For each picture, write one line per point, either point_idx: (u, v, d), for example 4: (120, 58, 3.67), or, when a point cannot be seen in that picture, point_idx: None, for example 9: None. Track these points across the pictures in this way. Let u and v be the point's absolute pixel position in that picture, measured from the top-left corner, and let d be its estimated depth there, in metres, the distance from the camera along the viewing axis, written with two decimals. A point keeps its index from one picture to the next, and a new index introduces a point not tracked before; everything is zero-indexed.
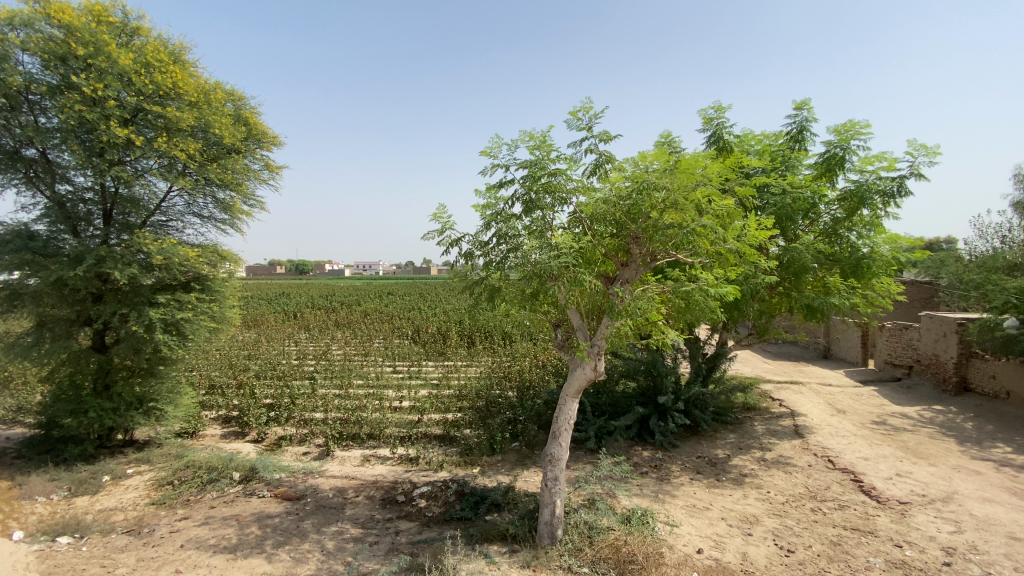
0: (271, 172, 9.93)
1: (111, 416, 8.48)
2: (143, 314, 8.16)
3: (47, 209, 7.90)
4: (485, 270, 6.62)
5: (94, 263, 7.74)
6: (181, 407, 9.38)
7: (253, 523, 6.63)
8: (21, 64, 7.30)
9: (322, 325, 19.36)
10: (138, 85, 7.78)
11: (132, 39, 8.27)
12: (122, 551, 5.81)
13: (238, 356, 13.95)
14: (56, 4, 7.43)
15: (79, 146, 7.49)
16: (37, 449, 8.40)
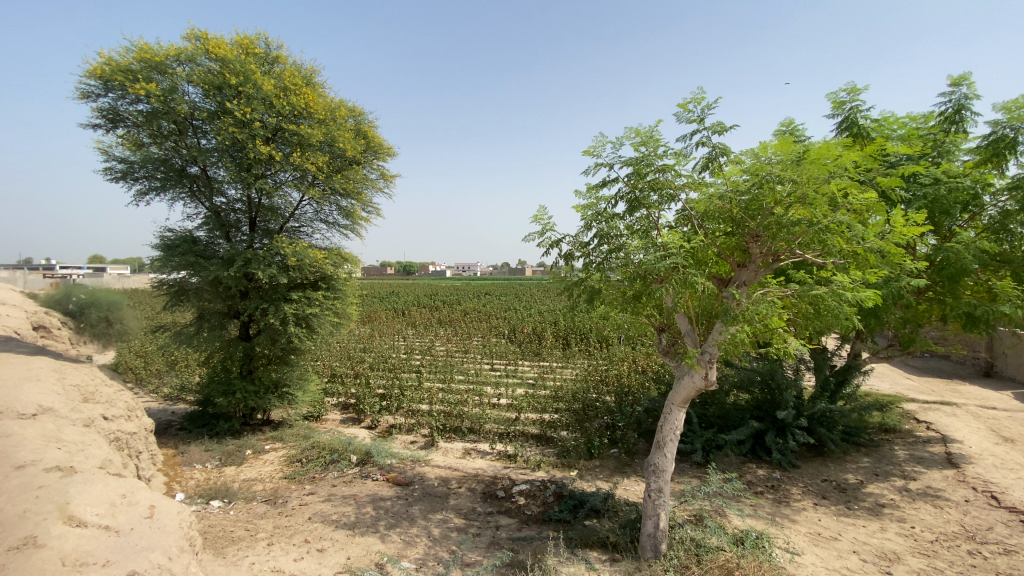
0: (386, 181, 10.69)
1: (253, 397, 9.69)
2: (280, 308, 9.23)
3: (206, 218, 9.21)
4: (585, 271, 6.49)
5: (242, 264, 8.90)
6: (309, 393, 10.45)
7: (368, 503, 7.17)
8: (187, 94, 8.54)
9: (426, 322, 20.48)
10: (278, 107, 8.82)
11: (272, 67, 9.37)
12: (262, 518, 6.59)
13: (355, 349, 15.25)
14: (213, 40, 8.60)
15: (232, 163, 8.65)
16: (196, 423, 9.82)
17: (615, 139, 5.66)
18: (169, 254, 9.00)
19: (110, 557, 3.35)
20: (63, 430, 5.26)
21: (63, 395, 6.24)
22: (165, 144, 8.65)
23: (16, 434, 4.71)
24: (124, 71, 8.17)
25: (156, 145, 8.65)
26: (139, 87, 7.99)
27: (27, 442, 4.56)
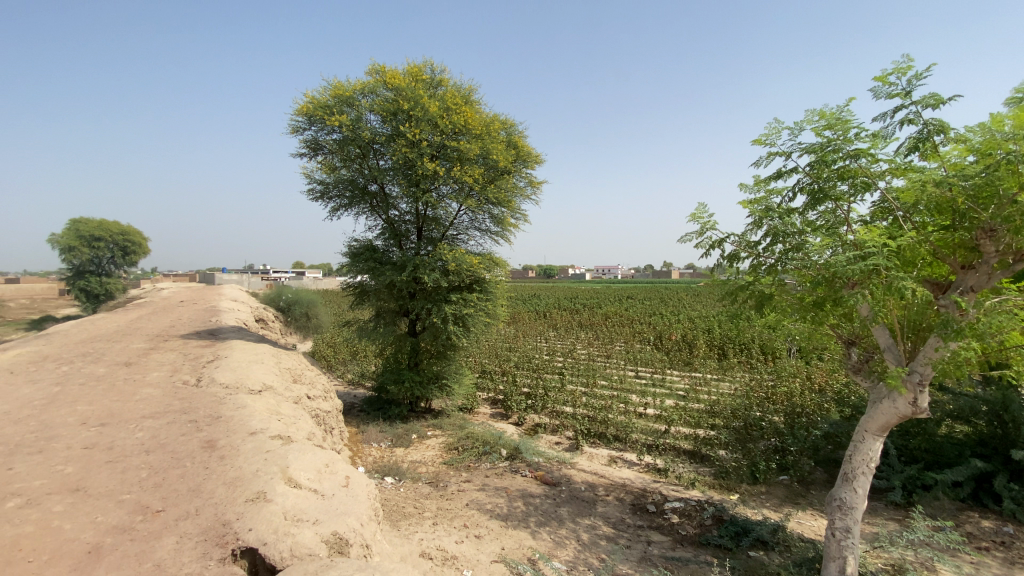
0: (534, 188, 11.02)
1: (418, 387, 10.75)
2: (441, 309, 10.10)
3: (383, 229, 10.48)
4: (753, 274, 5.85)
5: (411, 269, 9.92)
6: (463, 386, 11.24)
7: (519, 498, 7.43)
8: (369, 122, 9.80)
9: (568, 325, 20.62)
10: (441, 126, 9.65)
11: (436, 90, 10.30)
12: (427, 498, 7.26)
13: (502, 348, 16.02)
14: (389, 73, 9.75)
15: (404, 179, 9.71)
16: (373, 406, 11.21)
17: (793, 124, 5.04)
18: (354, 261, 10.44)
19: (318, 516, 3.95)
20: (280, 405, 6.41)
21: (280, 376, 7.62)
22: (352, 166, 10.05)
23: (251, 406, 5.87)
24: (323, 107, 9.67)
25: (346, 168, 10.10)
26: (334, 119, 9.39)
27: (258, 413, 5.65)
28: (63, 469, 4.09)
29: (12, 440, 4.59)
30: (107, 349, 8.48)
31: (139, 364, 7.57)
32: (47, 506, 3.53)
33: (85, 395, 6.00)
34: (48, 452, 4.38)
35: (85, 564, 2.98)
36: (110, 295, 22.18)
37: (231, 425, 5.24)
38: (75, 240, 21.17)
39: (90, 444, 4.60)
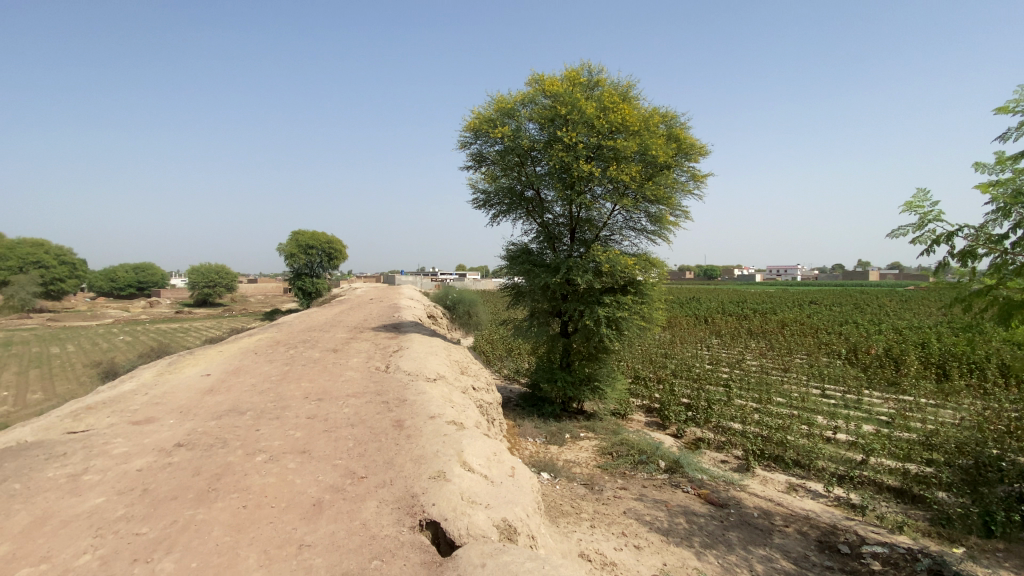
0: (697, 183, 10.30)
1: (572, 388, 10.81)
2: (594, 311, 10.02)
3: (538, 232, 10.81)
4: (994, 275, 4.60)
5: (565, 271, 10.02)
6: (617, 391, 10.98)
7: (680, 514, 6.98)
8: (528, 130, 10.19)
9: (735, 332, 18.80)
10: (598, 127, 9.58)
11: (593, 91, 10.28)
12: (583, 499, 7.24)
13: (658, 354, 15.29)
14: (548, 80, 9.99)
15: (559, 183, 9.87)
16: (528, 402, 11.59)
17: None
18: (512, 264, 10.93)
19: (490, 501, 4.20)
20: (452, 394, 7.01)
21: (450, 367, 8.34)
22: (511, 174, 10.56)
23: (428, 393, 6.52)
24: (486, 121, 10.30)
25: (506, 176, 10.62)
26: (496, 131, 9.95)
27: (434, 400, 6.25)
28: (294, 432, 5.01)
29: (260, 406, 5.78)
30: (319, 338, 10.24)
31: (342, 351, 8.97)
32: (285, 461, 4.34)
33: (306, 374, 7.31)
34: (284, 418, 5.41)
35: (311, 513, 3.58)
36: (318, 292, 26.85)
37: (413, 409, 5.88)
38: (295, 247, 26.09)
39: (311, 415, 5.56)
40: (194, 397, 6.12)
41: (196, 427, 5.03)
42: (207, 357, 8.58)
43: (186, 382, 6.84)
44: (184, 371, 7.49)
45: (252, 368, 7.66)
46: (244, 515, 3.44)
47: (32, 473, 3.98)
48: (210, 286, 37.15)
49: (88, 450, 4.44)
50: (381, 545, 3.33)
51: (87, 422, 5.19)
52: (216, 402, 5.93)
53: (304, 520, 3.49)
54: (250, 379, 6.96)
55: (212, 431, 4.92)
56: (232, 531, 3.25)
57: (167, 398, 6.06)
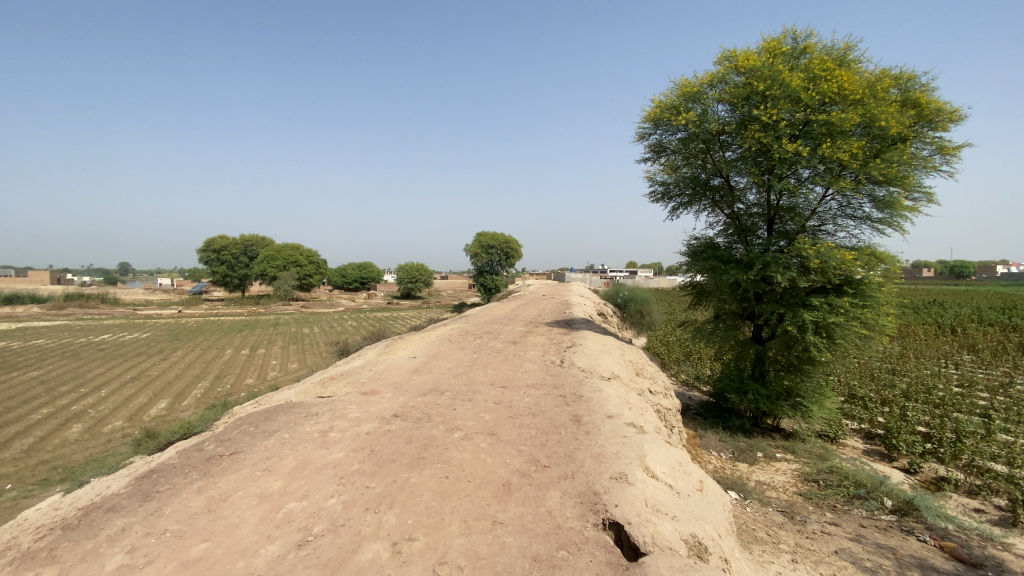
0: (947, 156, 8.20)
1: (766, 402, 9.54)
2: (798, 314, 8.69)
3: (727, 224, 9.82)
4: None
5: (760, 267, 8.88)
6: (826, 409, 9.37)
7: (918, 568, 5.57)
8: (717, 113, 9.32)
9: (1000, 347, 14.47)
10: (806, 100, 8.29)
11: (799, 60, 8.94)
12: (781, 529, 6.28)
13: (880, 370, 12.61)
14: (742, 55, 8.98)
15: (755, 168, 8.80)
16: (711, 412, 10.60)
17: None
18: (695, 259, 10.13)
19: (676, 513, 3.92)
20: (629, 394, 6.80)
21: (626, 367, 8.13)
22: (695, 162, 9.83)
23: (605, 391, 6.43)
24: (669, 108, 9.73)
25: (689, 165, 9.88)
26: (680, 118, 9.32)
27: (612, 399, 6.12)
28: (484, 415, 5.42)
29: (455, 389, 6.42)
30: (502, 330, 11.00)
31: (522, 344, 9.47)
32: (477, 441, 4.71)
33: (491, 363, 7.88)
34: (474, 401, 5.90)
35: (502, 493, 3.79)
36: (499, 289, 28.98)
37: (592, 405, 5.86)
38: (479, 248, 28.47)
39: (498, 401, 5.96)
40: (404, 375, 7.10)
41: (406, 402, 5.81)
42: (413, 342, 9.89)
43: (397, 363, 7.97)
44: (396, 353, 8.75)
45: (447, 354, 8.58)
46: (446, 485, 3.82)
47: (297, 426, 5.06)
48: (411, 282, 42.85)
49: (332, 412, 5.47)
50: (567, 536, 3.35)
51: (330, 389, 6.41)
52: (420, 381, 6.78)
53: (496, 498, 3.71)
54: (445, 364, 7.80)
55: (418, 407, 5.62)
56: (437, 497, 3.63)
57: (384, 375, 7.15)
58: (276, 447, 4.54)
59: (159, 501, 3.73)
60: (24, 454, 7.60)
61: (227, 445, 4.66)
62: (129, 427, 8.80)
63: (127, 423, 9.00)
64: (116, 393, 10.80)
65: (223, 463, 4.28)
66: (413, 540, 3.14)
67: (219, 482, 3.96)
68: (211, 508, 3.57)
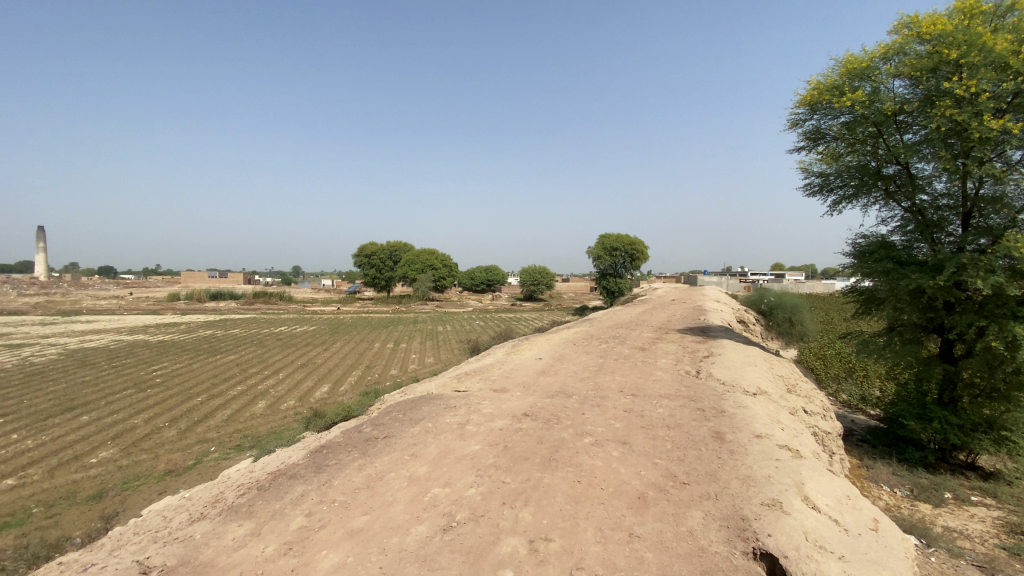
0: None
1: (958, 433, 7.87)
2: (1006, 328, 7.05)
3: (905, 219, 8.35)
4: None
5: (952, 270, 7.37)
6: None
7: None
8: (893, 90, 8.00)
9: None
10: (1018, 66, 6.74)
11: (1007, 18, 7.32)
12: None
13: None
14: (927, 20, 7.60)
15: (945, 151, 7.36)
16: (879, 439, 9.05)
17: None
18: (861, 261, 8.75)
19: (846, 553, 3.39)
20: (779, 413, 6.11)
21: (774, 382, 7.32)
22: (862, 150, 8.55)
23: (750, 408, 5.86)
24: (830, 90, 8.60)
25: (854, 153, 8.61)
26: (844, 100, 8.17)
27: (759, 417, 5.55)
28: (615, 422, 5.28)
29: (583, 393, 6.36)
30: (629, 335, 10.67)
31: (652, 350, 9.07)
32: (609, 448, 4.60)
33: (620, 369, 7.68)
34: (604, 407, 5.79)
35: (638, 505, 3.64)
36: (622, 292, 28.17)
37: (735, 422, 5.38)
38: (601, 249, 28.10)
39: (629, 409, 5.76)
40: (533, 376, 7.24)
41: (536, 402, 5.91)
42: (539, 343, 10.06)
43: (525, 363, 8.17)
44: (523, 354, 8.98)
45: (574, 357, 8.57)
46: (580, 490, 3.78)
47: (438, 416, 5.43)
48: (534, 285, 43.71)
49: (468, 406, 5.77)
50: (712, 561, 3.09)
51: (465, 385, 6.79)
52: (548, 383, 6.85)
53: (632, 510, 3.57)
54: (573, 367, 7.78)
55: (548, 407, 5.68)
56: (571, 501, 3.61)
57: (514, 374, 7.37)
58: (421, 435, 4.92)
59: (328, 473, 4.27)
60: (226, 422, 9.31)
61: (380, 429, 5.17)
62: (299, 406, 10.27)
63: (298, 403, 10.53)
64: (290, 377, 12.74)
65: (377, 445, 4.76)
66: (549, 540, 3.15)
67: (376, 462, 4.40)
68: (369, 485, 3.98)
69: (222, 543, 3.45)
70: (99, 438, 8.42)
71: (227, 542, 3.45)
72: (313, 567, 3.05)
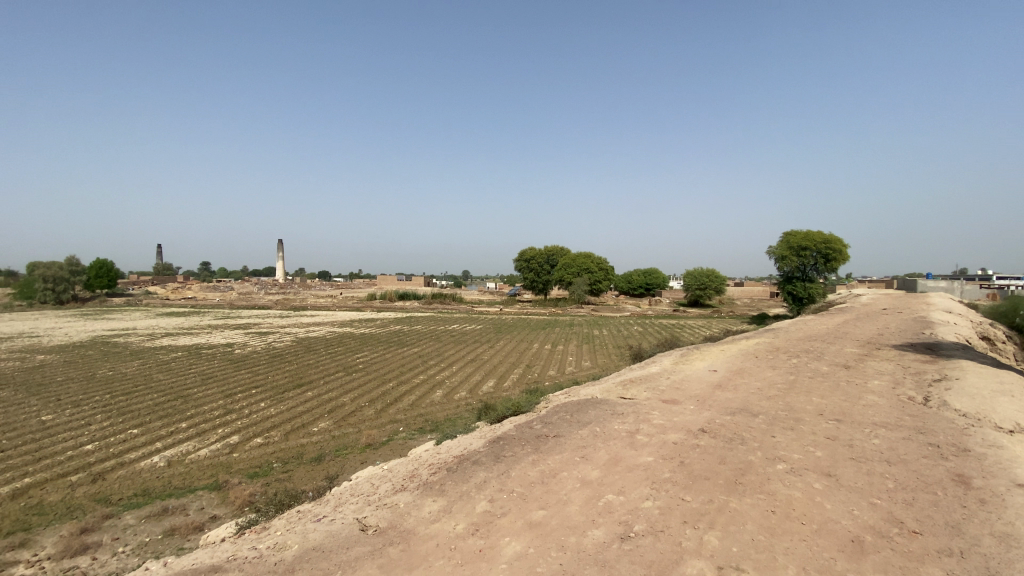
0: None
1: None
2: None
3: None
4: None
5: None
6: None
7: None
8: None
9: None
10: None
11: None
12: None
13: None
14: None
15: None
16: None
17: None
18: None
19: None
20: None
21: None
22: None
23: (1010, 449, 4.59)
24: None
25: None
26: None
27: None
28: (814, 450, 4.61)
29: (771, 413, 5.69)
30: (824, 350, 9.24)
31: (856, 369, 7.70)
32: (808, 478, 4.03)
33: (817, 389, 6.69)
34: (799, 431, 5.10)
35: (852, 549, 3.11)
36: (812, 298, 24.64)
37: (987, 466, 4.26)
38: (785, 249, 25.08)
39: (831, 436, 4.98)
40: (707, 389, 6.74)
41: (713, 418, 5.48)
42: (712, 354, 9.33)
43: (698, 374, 7.64)
44: (695, 364, 8.42)
45: (755, 372, 7.73)
46: (774, 520, 3.38)
47: (607, 422, 5.39)
48: (701, 290, 40.75)
49: (638, 415, 5.61)
50: None
51: (633, 392, 6.62)
52: (726, 398, 6.31)
53: (844, 554, 3.06)
54: (755, 383, 7.04)
55: (728, 425, 5.22)
56: (765, 532, 3.25)
57: (685, 385, 6.95)
58: (591, 438, 4.94)
59: (506, 464, 4.54)
60: (411, 407, 10.60)
61: (551, 427, 5.33)
62: (470, 398, 11.17)
63: (469, 394, 11.47)
64: (462, 370, 13.99)
65: (549, 443, 4.91)
66: (740, 570, 2.88)
67: (549, 459, 4.55)
68: (544, 481, 4.13)
69: (421, 515, 3.91)
70: (319, 411, 10.29)
71: (425, 514, 3.90)
72: (498, 550, 3.26)
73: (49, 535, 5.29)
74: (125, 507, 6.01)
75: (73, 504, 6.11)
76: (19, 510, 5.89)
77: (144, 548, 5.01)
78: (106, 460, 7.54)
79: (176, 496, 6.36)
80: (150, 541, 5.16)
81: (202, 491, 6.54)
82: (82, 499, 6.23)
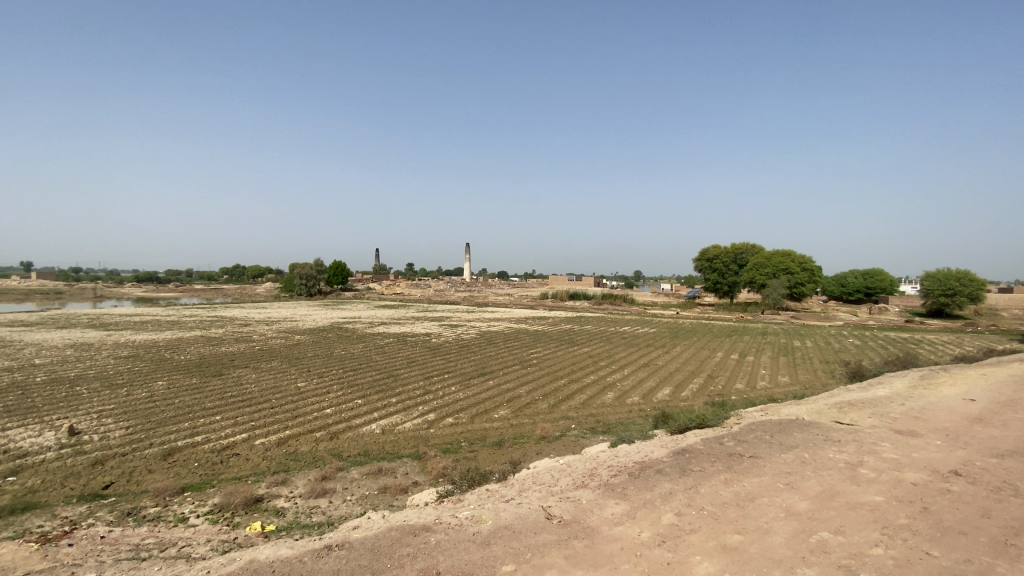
0: None
1: None
2: None
3: None
4: None
5: None
6: None
7: None
8: None
9: None
10: None
11: None
12: None
13: None
14: None
15: None
16: None
17: None
18: None
19: None
20: None
21: None
22: None
23: None
24: None
25: None
26: None
27: None
28: None
29: None
30: None
31: None
32: None
33: None
34: None
35: None
36: None
37: None
38: None
39: None
40: (959, 422, 5.37)
41: (971, 460, 4.35)
42: (966, 379, 7.39)
43: (945, 403, 6.13)
44: (941, 390, 6.77)
45: None
46: None
47: (818, 449, 4.69)
48: (942, 296, 32.59)
49: (859, 445, 4.76)
50: None
51: (852, 417, 5.64)
52: (990, 436, 4.94)
53: None
54: None
55: (995, 471, 4.08)
56: None
57: (926, 416, 5.63)
58: (797, 465, 4.36)
59: (693, 479, 4.30)
60: (584, 405, 10.78)
61: (746, 446, 4.86)
62: (644, 403, 10.87)
63: (643, 400, 11.17)
64: (635, 373, 13.70)
65: (745, 463, 4.49)
66: None
67: (746, 481, 4.16)
68: (739, 504, 3.79)
69: (605, 515, 3.95)
70: (499, 399, 11.16)
71: (608, 515, 3.93)
72: (688, 567, 3.11)
73: (302, 477, 6.80)
74: (351, 463, 7.40)
75: (316, 455, 7.74)
76: (282, 455, 7.69)
77: (364, 499, 6.07)
78: (339, 423, 9.37)
79: (388, 460, 7.58)
80: (369, 494, 6.24)
81: (405, 458, 7.66)
82: (323, 452, 7.86)
